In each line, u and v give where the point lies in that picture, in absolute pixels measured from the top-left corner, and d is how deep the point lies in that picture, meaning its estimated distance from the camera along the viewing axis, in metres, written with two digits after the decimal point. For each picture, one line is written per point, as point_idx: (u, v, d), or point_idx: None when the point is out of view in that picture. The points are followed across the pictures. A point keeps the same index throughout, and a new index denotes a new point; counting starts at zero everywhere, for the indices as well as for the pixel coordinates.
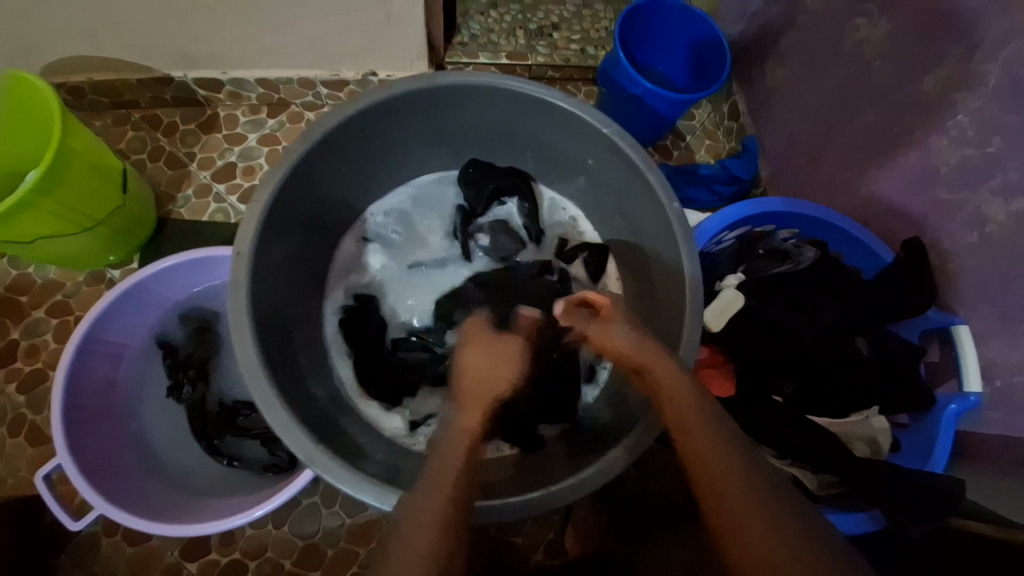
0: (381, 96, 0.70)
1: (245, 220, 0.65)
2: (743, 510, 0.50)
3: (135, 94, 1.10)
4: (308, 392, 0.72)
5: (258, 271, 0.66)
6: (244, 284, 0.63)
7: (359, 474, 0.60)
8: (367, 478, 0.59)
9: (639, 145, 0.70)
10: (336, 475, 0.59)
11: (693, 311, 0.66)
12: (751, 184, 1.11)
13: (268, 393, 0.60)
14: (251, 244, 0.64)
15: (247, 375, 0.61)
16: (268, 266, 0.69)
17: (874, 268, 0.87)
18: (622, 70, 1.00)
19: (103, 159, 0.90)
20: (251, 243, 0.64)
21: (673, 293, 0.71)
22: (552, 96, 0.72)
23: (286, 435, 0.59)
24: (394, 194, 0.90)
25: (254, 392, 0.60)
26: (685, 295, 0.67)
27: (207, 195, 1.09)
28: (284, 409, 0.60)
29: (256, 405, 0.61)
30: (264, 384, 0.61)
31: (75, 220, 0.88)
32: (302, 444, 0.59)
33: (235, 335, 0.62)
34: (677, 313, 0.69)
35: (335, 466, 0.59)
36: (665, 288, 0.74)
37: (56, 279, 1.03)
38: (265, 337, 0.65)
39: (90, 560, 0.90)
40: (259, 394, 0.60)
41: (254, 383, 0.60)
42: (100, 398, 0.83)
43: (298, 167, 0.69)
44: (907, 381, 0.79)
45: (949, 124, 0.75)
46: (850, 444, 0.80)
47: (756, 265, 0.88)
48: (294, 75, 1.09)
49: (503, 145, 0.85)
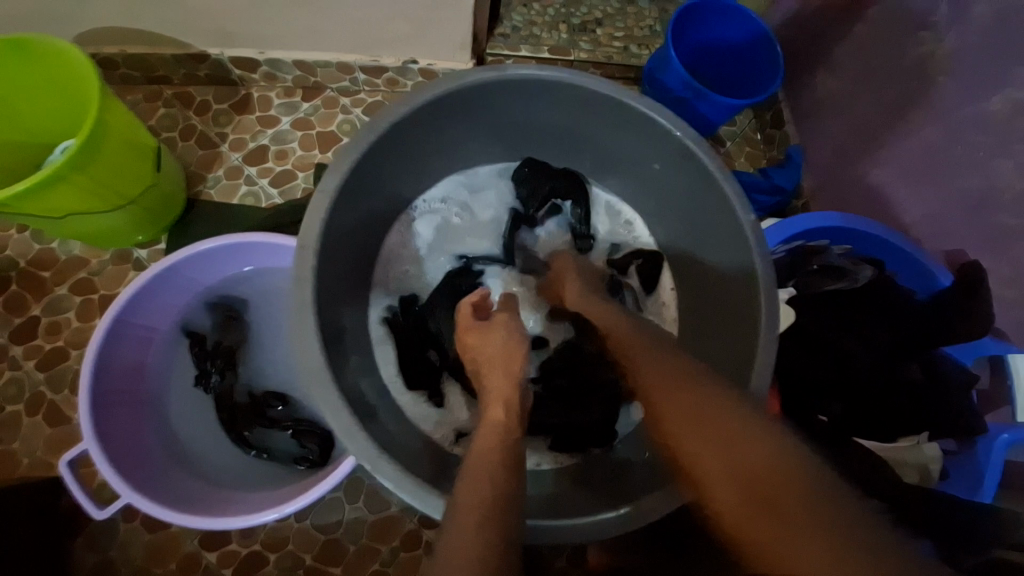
0: (449, 87, 0.67)
1: (310, 212, 0.62)
2: (732, 483, 0.44)
3: (168, 70, 1.07)
4: (356, 384, 0.68)
5: (322, 263, 0.64)
6: (309, 280, 0.61)
7: (425, 485, 0.57)
8: (432, 490, 0.57)
9: (716, 154, 0.67)
10: (399, 486, 0.57)
11: (766, 329, 0.64)
12: (793, 194, 1.09)
13: (330, 395, 0.58)
14: (314, 237, 0.62)
15: (313, 377, 0.59)
16: (332, 263, 0.67)
17: (929, 289, 0.85)
18: (674, 72, 0.97)
19: (138, 135, 0.87)
20: (316, 236, 0.62)
21: (739, 308, 0.69)
22: (626, 96, 0.69)
23: (348, 439, 0.57)
24: (447, 184, 0.85)
25: (318, 395, 0.58)
26: (757, 310, 0.65)
27: (238, 177, 1.06)
28: (345, 412, 0.58)
29: (319, 409, 0.59)
30: (327, 385, 0.59)
31: (107, 197, 0.85)
32: (366, 452, 0.57)
33: (295, 332, 0.60)
34: (745, 329, 0.68)
35: (400, 476, 0.57)
36: (728, 301, 0.71)
37: (80, 255, 1.00)
38: (325, 331, 0.63)
39: (107, 546, 0.88)
40: (320, 395, 0.58)
41: (317, 384, 0.58)
42: (127, 383, 0.81)
43: (361, 161, 0.65)
44: (960, 409, 0.77)
45: (1017, 147, 0.72)
46: (900, 470, 0.77)
47: (810, 281, 0.85)
48: (332, 58, 1.06)
49: (562, 143, 0.82)
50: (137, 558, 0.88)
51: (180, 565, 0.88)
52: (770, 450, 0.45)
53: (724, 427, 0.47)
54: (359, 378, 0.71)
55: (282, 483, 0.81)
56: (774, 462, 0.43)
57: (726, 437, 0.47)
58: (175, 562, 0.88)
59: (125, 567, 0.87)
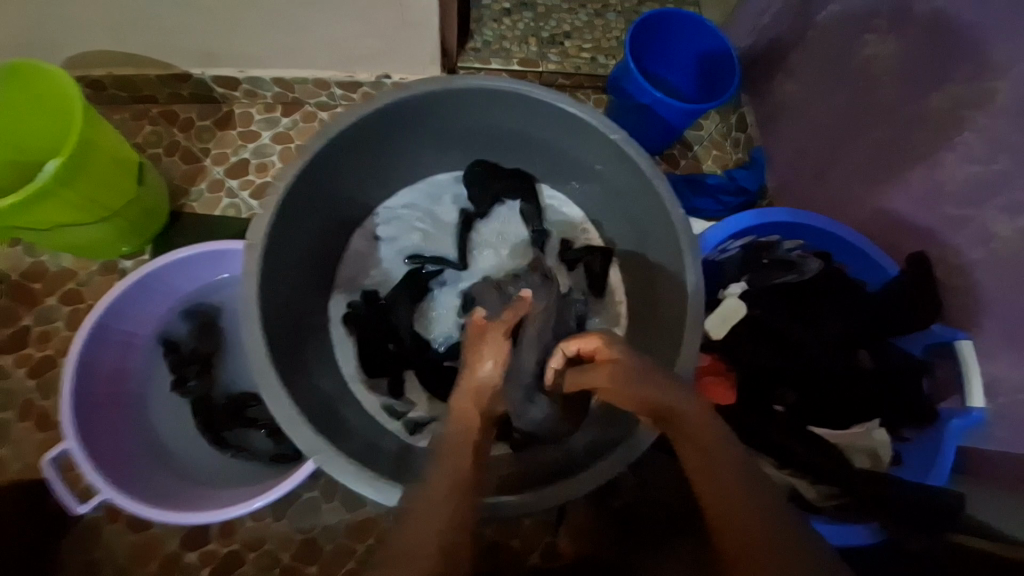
0: (392, 99, 0.72)
1: (258, 214, 0.66)
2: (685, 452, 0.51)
3: (154, 90, 1.13)
4: (310, 383, 0.73)
5: (268, 261, 0.68)
6: (256, 275, 0.64)
7: (374, 475, 0.60)
8: (387, 482, 0.60)
9: (647, 153, 0.72)
10: (339, 472, 0.60)
11: (694, 317, 0.68)
12: (758, 195, 1.11)
13: (272, 387, 0.62)
14: (263, 237, 0.66)
15: (256, 367, 0.62)
16: (279, 264, 0.70)
17: (878, 280, 0.87)
18: (632, 79, 1.01)
19: (121, 151, 0.92)
20: (264, 236, 0.66)
21: (675, 296, 0.72)
22: (563, 101, 0.74)
23: (289, 427, 0.60)
24: (408, 191, 0.90)
25: (260, 385, 0.61)
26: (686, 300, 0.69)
27: (220, 190, 1.11)
28: (287, 401, 0.61)
29: (261, 395, 0.62)
30: (269, 376, 0.62)
31: (93, 210, 0.90)
32: (309, 441, 0.60)
33: (243, 329, 0.63)
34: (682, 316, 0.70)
35: (339, 462, 0.60)
36: (669, 294, 0.75)
37: (69, 267, 1.05)
38: (270, 330, 0.67)
39: (90, 547, 0.90)
40: (265, 386, 0.61)
41: (263, 379, 0.62)
42: (109, 387, 0.85)
43: (314, 163, 0.70)
44: (912, 396, 0.80)
45: (956, 141, 0.75)
46: (851, 455, 0.80)
47: (761, 274, 0.89)
48: (309, 75, 1.11)
49: (515, 149, 0.86)
50: (119, 559, 0.90)
51: (160, 564, 0.90)
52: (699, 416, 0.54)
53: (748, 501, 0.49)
54: (314, 376, 0.75)
55: (254, 479, 0.84)
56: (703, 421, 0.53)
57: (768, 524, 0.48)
58: (156, 562, 0.90)
59: (107, 567, 0.89)
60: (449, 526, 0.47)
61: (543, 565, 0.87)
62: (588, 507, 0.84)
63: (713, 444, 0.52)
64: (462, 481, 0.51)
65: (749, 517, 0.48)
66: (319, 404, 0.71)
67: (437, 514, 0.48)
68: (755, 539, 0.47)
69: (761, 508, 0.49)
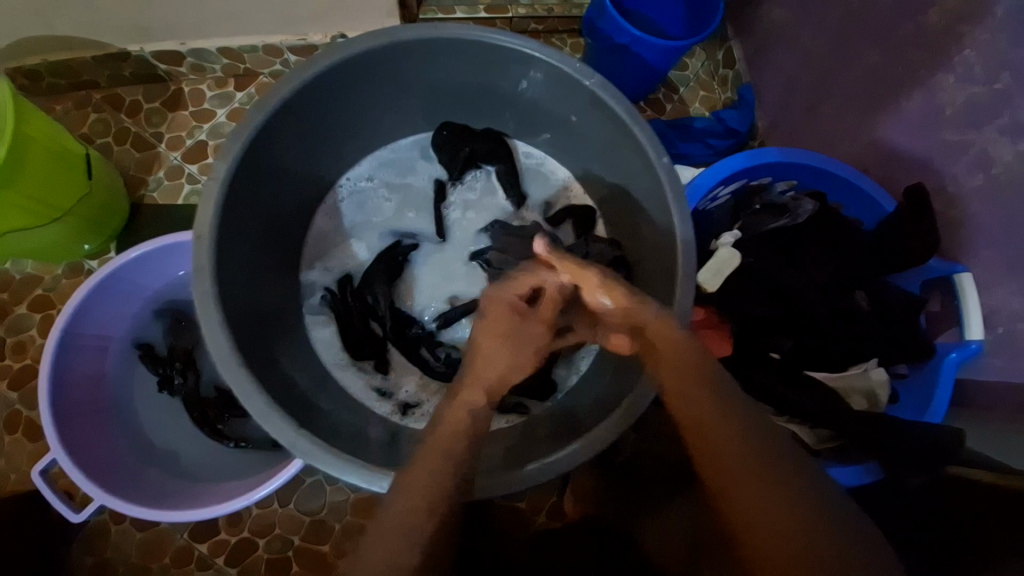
0: (330, 61, 0.65)
1: (203, 199, 0.61)
2: (696, 384, 0.53)
3: (93, 73, 1.03)
4: (284, 374, 0.69)
5: (222, 253, 0.63)
6: (208, 268, 0.60)
7: (345, 458, 0.59)
8: (351, 460, 0.58)
9: (624, 97, 0.67)
10: (318, 462, 0.58)
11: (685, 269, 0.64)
12: (748, 135, 1.05)
13: (240, 378, 0.59)
14: (210, 225, 0.61)
15: (222, 363, 0.59)
16: (233, 250, 0.66)
17: (875, 218, 0.84)
18: (608, 17, 0.92)
19: (63, 145, 0.85)
20: (211, 224, 0.61)
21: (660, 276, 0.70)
22: (529, 46, 0.68)
23: (265, 422, 0.58)
24: (371, 162, 0.85)
25: (227, 380, 0.58)
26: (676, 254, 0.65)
27: (179, 177, 1.04)
28: (258, 396, 0.58)
29: (233, 392, 0.59)
30: (237, 371, 0.59)
31: (40, 210, 0.84)
32: (283, 431, 0.58)
33: (203, 324, 0.60)
34: (668, 264, 0.67)
35: (315, 449, 0.58)
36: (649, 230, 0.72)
37: (34, 273, 1.00)
38: (236, 325, 0.63)
39: (101, 547, 0.91)
40: (232, 381, 0.58)
41: (229, 372, 0.58)
42: (90, 394, 0.83)
43: (258, 137, 0.65)
44: (909, 331, 0.78)
45: (955, 60, 0.70)
46: (847, 398, 0.79)
47: (754, 222, 0.84)
48: (257, 41, 1.01)
49: (483, 104, 0.81)
50: (131, 557, 0.90)
51: (174, 557, 0.90)
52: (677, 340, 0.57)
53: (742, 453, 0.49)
54: (291, 366, 0.73)
55: (255, 470, 0.82)
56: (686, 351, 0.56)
57: (754, 474, 0.48)
58: (168, 556, 0.90)
59: (121, 566, 0.90)
60: (416, 532, 0.48)
61: (550, 524, 0.89)
62: (591, 469, 0.84)
63: (698, 399, 0.52)
64: (446, 488, 0.50)
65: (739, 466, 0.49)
66: (301, 397, 0.69)
67: (409, 531, 0.48)
68: (737, 485, 0.48)
69: (755, 441, 0.50)
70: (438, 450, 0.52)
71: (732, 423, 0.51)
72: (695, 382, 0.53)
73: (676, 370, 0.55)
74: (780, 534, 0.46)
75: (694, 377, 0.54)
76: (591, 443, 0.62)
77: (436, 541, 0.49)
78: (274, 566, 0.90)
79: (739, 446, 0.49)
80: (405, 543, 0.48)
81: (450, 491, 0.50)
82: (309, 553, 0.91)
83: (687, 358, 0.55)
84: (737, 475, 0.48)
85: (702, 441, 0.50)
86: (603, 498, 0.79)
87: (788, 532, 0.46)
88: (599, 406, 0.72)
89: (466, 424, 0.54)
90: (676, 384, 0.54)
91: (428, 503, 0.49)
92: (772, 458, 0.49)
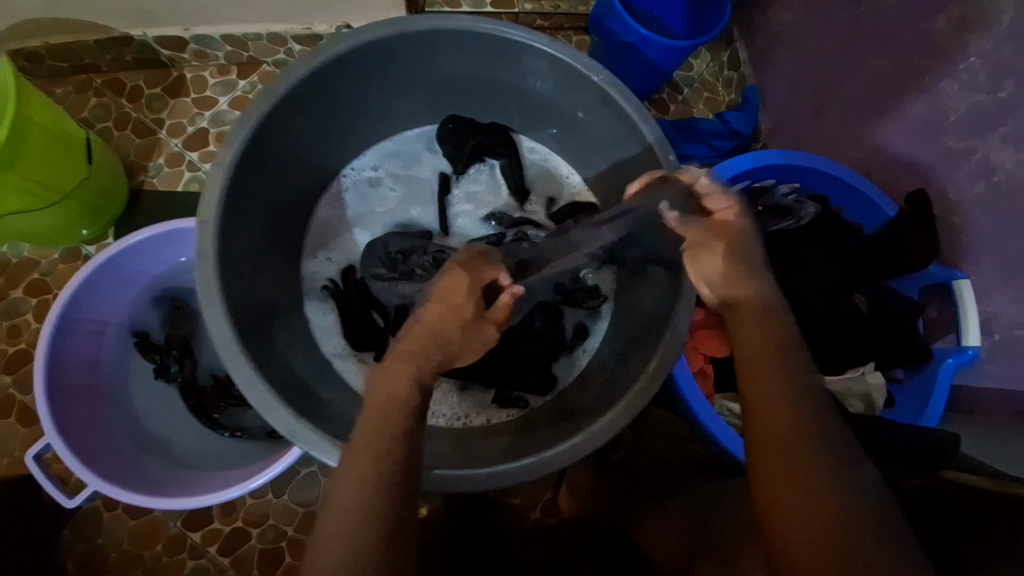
0: (339, 49, 0.65)
1: (206, 184, 0.61)
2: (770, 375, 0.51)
3: (94, 57, 1.02)
4: (282, 363, 0.69)
5: (225, 240, 0.63)
6: (212, 255, 0.60)
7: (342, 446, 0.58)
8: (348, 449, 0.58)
9: (632, 94, 0.66)
10: (317, 451, 0.58)
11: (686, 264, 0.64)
12: (751, 138, 1.05)
13: (241, 365, 0.58)
14: (214, 211, 0.60)
15: (223, 351, 0.58)
16: (236, 236, 0.65)
17: (876, 223, 0.84)
18: (615, 15, 0.92)
19: (65, 130, 0.85)
20: (215, 211, 0.60)
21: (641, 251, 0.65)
22: (538, 40, 0.67)
23: (265, 410, 0.58)
24: (376, 153, 0.85)
25: (229, 367, 0.58)
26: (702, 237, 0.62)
27: (180, 163, 1.03)
28: (261, 384, 0.58)
29: (233, 379, 0.59)
30: (239, 359, 0.58)
31: (38, 194, 0.83)
32: (283, 419, 0.58)
33: (205, 310, 0.59)
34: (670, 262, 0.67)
35: (313, 437, 0.58)
36: None
37: (30, 257, 0.99)
38: (237, 313, 0.63)
39: (94, 534, 0.90)
40: (234, 368, 0.58)
41: (230, 358, 0.58)
42: (86, 380, 0.82)
43: (263, 126, 0.64)
44: (907, 335, 0.79)
45: (960, 67, 0.70)
46: (845, 401, 0.79)
47: (758, 223, 0.82)
48: (261, 29, 1.01)
49: (489, 98, 0.80)
50: (123, 545, 0.90)
51: (166, 546, 0.90)
52: (762, 328, 0.53)
53: (809, 435, 0.47)
54: (291, 356, 0.72)
55: (250, 459, 0.82)
56: (766, 340, 0.52)
57: (814, 462, 0.45)
58: (160, 544, 0.90)
59: (112, 553, 0.90)
60: (363, 519, 0.44)
61: (545, 520, 0.89)
62: (587, 466, 0.84)
63: (771, 384, 0.50)
64: (379, 461, 0.46)
65: (791, 445, 0.47)
66: (300, 387, 0.69)
67: (348, 507, 0.44)
68: (790, 481, 0.46)
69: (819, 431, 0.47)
70: (372, 432, 0.47)
71: (806, 414, 0.48)
72: (765, 357, 0.51)
73: (753, 347, 0.52)
74: (828, 518, 0.43)
75: (773, 364, 0.51)
76: (591, 439, 0.62)
77: (385, 503, 0.45)
78: (268, 556, 0.90)
79: (798, 435, 0.47)
80: (349, 519, 0.44)
81: (381, 474, 0.46)
82: (302, 544, 0.91)
83: (771, 345, 0.52)
84: (797, 467, 0.46)
85: (766, 434, 0.48)
86: (598, 494, 0.79)
87: (839, 518, 0.43)
88: (598, 402, 0.72)
89: (403, 395, 0.50)
90: (751, 370, 0.51)
91: (375, 459, 0.46)
92: (828, 457, 0.46)
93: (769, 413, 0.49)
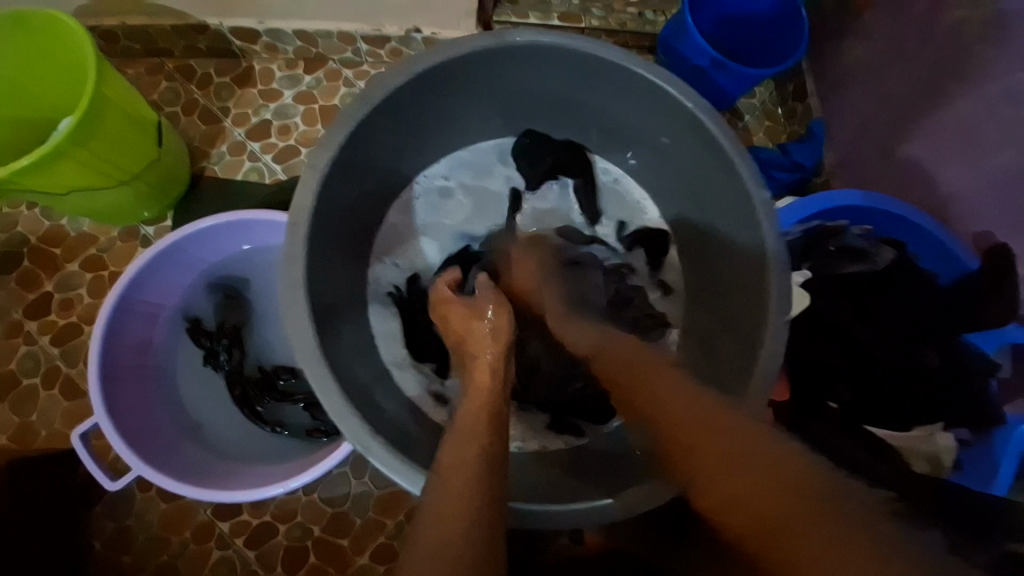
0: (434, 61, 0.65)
1: (300, 186, 0.61)
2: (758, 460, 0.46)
3: (169, 42, 1.05)
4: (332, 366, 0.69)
5: (312, 242, 0.64)
6: (302, 258, 0.61)
7: (419, 470, 0.58)
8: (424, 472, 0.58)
9: (729, 127, 0.65)
10: (392, 468, 0.57)
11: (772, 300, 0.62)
12: (813, 171, 1.02)
13: (317, 371, 0.58)
14: (305, 213, 0.61)
15: (303, 355, 0.59)
16: (320, 244, 0.66)
17: (953, 274, 0.80)
18: (688, 39, 0.91)
19: (137, 112, 0.86)
20: (306, 214, 0.61)
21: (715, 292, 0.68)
22: (635, 63, 0.67)
23: (339, 419, 0.58)
24: (448, 162, 0.84)
25: (305, 370, 0.58)
26: (767, 272, 0.64)
27: (241, 153, 1.05)
28: (336, 391, 0.58)
29: (311, 386, 0.59)
30: (317, 365, 0.59)
31: (109, 173, 0.85)
32: (358, 434, 0.58)
33: (287, 310, 0.60)
34: (755, 294, 0.65)
35: (387, 456, 0.58)
36: (734, 268, 0.70)
37: (89, 232, 1.01)
38: (315, 309, 0.64)
39: (125, 514, 0.91)
40: (313, 374, 0.58)
41: (308, 364, 0.59)
42: (136, 360, 0.83)
43: (358, 129, 0.65)
44: (976, 397, 0.75)
45: None
46: (910, 460, 0.76)
47: (827, 263, 0.83)
48: (332, 28, 1.02)
49: (568, 115, 0.80)
50: (152, 528, 0.90)
51: (195, 532, 0.90)
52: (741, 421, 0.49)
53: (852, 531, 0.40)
54: (352, 357, 0.72)
55: (291, 456, 0.81)
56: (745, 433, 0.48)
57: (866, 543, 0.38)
58: (189, 530, 0.90)
59: (140, 534, 0.90)
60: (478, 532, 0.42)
61: None
62: None
63: (763, 471, 0.45)
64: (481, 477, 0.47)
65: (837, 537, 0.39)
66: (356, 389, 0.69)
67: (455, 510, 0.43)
68: None
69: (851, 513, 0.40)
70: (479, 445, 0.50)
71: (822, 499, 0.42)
72: (744, 450, 0.47)
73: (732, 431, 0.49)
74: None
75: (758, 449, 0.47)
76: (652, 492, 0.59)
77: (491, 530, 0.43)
78: (292, 554, 0.89)
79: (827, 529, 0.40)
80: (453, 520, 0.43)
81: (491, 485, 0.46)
82: (328, 545, 0.90)
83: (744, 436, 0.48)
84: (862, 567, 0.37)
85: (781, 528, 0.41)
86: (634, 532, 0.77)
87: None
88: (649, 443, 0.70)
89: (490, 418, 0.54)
90: (737, 467, 0.46)
91: (473, 473, 0.47)
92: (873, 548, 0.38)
93: (775, 498, 0.43)
